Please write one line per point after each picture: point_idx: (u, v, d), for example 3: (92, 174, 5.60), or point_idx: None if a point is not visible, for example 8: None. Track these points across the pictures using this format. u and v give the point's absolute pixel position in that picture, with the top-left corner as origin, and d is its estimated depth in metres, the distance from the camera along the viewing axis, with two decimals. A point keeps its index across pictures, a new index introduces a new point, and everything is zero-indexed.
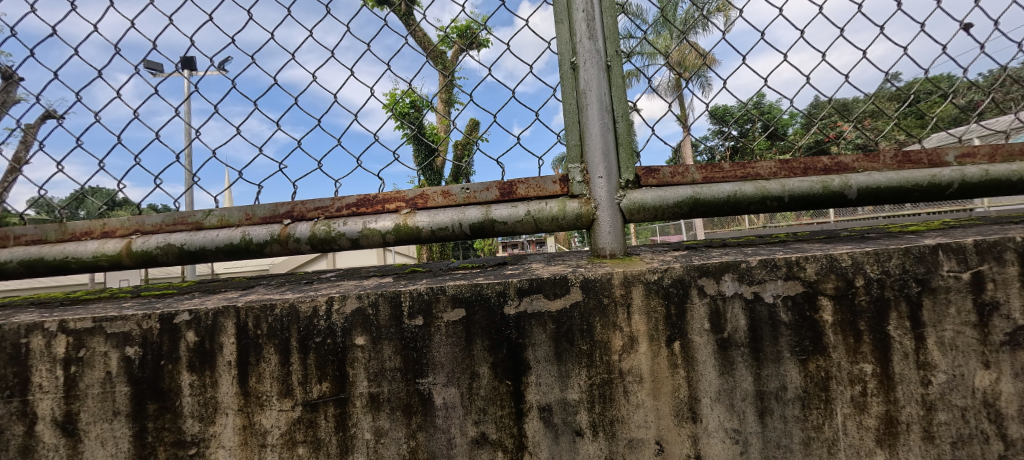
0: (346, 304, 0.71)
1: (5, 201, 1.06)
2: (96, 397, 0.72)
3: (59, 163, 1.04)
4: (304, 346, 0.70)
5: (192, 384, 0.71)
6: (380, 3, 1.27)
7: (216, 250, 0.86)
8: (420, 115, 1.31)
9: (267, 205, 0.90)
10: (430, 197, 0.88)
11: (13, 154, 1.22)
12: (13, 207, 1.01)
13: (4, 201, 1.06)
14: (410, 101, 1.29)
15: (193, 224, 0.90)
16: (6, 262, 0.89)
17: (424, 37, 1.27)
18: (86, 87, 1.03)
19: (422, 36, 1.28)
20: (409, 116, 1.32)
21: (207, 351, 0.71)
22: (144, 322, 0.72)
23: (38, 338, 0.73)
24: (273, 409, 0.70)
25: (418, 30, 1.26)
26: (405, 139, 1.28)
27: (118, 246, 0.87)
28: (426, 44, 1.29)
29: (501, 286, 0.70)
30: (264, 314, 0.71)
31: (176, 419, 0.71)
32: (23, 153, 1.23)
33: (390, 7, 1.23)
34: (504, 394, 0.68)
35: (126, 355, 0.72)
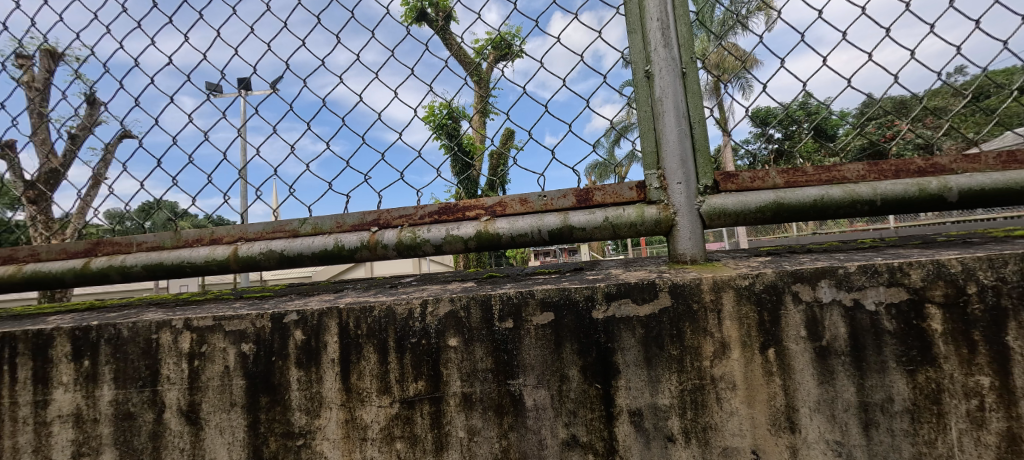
0: (439, 307, 0.74)
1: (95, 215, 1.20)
2: (215, 389, 0.79)
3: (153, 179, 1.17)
4: (401, 346, 0.74)
5: (300, 379, 0.77)
6: (419, 20, 1.31)
7: (311, 256, 0.93)
8: (457, 125, 1.37)
9: (356, 214, 0.96)
10: (508, 205, 0.91)
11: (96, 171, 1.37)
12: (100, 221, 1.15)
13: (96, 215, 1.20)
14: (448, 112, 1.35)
15: (290, 232, 0.98)
16: (132, 266, 0.99)
17: (461, 52, 1.33)
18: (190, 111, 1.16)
19: (459, 51, 1.33)
20: (447, 128, 1.38)
21: (313, 348, 0.77)
22: (257, 321, 0.79)
23: (166, 334, 0.82)
24: (373, 405, 0.74)
25: (456, 46, 1.32)
26: (443, 148, 1.33)
27: (225, 251, 0.96)
28: (462, 59, 1.35)
29: (590, 290, 0.72)
30: (364, 315, 0.76)
31: (285, 411, 0.77)
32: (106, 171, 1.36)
33: (429, 25, 1.29)
34: (593, 397, 0.70)
35: (242, 351, 0.79)
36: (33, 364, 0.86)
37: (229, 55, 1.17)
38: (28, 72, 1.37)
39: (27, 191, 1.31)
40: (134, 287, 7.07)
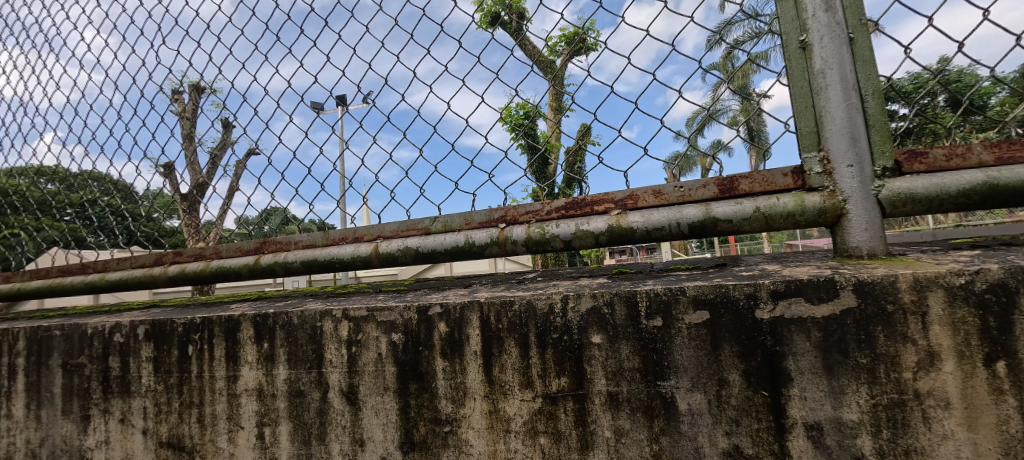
0: (581, 302, 0.73)
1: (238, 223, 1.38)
2: (370, 373, 0.86)
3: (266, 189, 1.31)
4: (542, 341, 0.75)
5: (445, 369, 0.81)
6: (493, 25, 1.29)
7: (445, 252, 0.97)
8: (533, 125, 1.29)
9: (483, 211, 0.99)
10: (640, 198, 0.87)
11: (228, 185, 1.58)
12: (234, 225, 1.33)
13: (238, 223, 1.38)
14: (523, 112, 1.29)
15: (422, 230, 1.04)
16: (292, 262, 1.13)
17: (534, 52, 1.28)
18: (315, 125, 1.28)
19: (532, 51, 1.28)
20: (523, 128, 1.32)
21: (457, 340, 0.80)
22: (405, 313, 0.85)
23: (328, 322, 0.91)
24: (516, 398, 0.76)
25: (529, 45, 1.27)
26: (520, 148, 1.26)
27: (368, 249, 1.04)
28: (536, 58, 1.30)
29: (751, 288, 0.65)
30: (505, 309, 0.77)
31: (433, 398, 0.81)
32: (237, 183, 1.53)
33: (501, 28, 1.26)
34: (760, 405, 0.63)
35: (393, 340, 0.85)
36: (225, 345, 1.02)
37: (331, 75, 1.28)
38: (182, 106, 1.63)
39: (182, 202, 1.55)
40: (254, 286, 8.05)
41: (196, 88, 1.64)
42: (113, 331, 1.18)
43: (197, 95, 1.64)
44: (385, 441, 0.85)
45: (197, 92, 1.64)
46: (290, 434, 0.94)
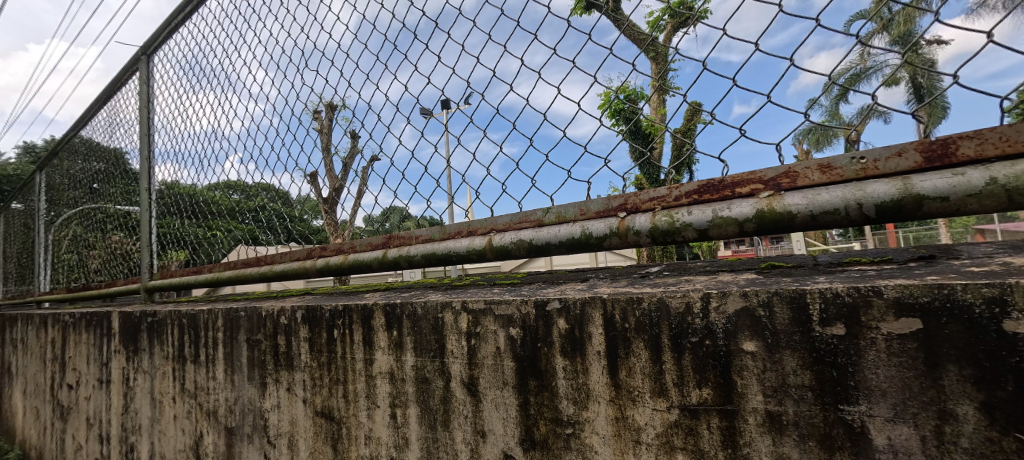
0: (728, 302, 0.62)
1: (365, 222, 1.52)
2: (490, 367, 0.86)
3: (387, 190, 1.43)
4: (677, 345, 0.66)
5: (566, 368, 0.76)
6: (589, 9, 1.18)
7: (560, 245, 0.92)
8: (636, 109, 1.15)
9: (600, 200, 0.92)
10: (799, 175, 0.71)
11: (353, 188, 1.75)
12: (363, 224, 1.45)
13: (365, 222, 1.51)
14: (624, 96, 1.16)
15: (535, 222, 1.00)
16: (414, 256, 1.20)
17: (634, 31, 1.13)
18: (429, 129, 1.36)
19: (632, 30, 1.14)
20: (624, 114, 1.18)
21: (577, 339, 0.75)
22: (523, 307, 0.82)
23: (449, 314, 0.93)
24: (646, 407, 0.68)
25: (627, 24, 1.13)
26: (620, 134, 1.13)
27: (483, 242, 1.05)
28: (636, 38, 1.15)
29: (994, 290, 0.47)
30: (632, 307, 0.70)
31: (552, 398, 0.78)
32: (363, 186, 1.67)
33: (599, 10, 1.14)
34: (1013, 452, 0.46)
35: (511, 335, 0.83)
36: (362, 330, 1.12)
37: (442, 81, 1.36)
38: (320, 123, 1.86)
39: (324, 205, 1.78)
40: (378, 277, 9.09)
41: (331, 107, 1.87)
42: (279, 314, 1.40)
43: (331, 113, 1.86)
44: (505, 435, 0.84)
45: (331, 110, 1.86)
46: (418, 417, 0.99)
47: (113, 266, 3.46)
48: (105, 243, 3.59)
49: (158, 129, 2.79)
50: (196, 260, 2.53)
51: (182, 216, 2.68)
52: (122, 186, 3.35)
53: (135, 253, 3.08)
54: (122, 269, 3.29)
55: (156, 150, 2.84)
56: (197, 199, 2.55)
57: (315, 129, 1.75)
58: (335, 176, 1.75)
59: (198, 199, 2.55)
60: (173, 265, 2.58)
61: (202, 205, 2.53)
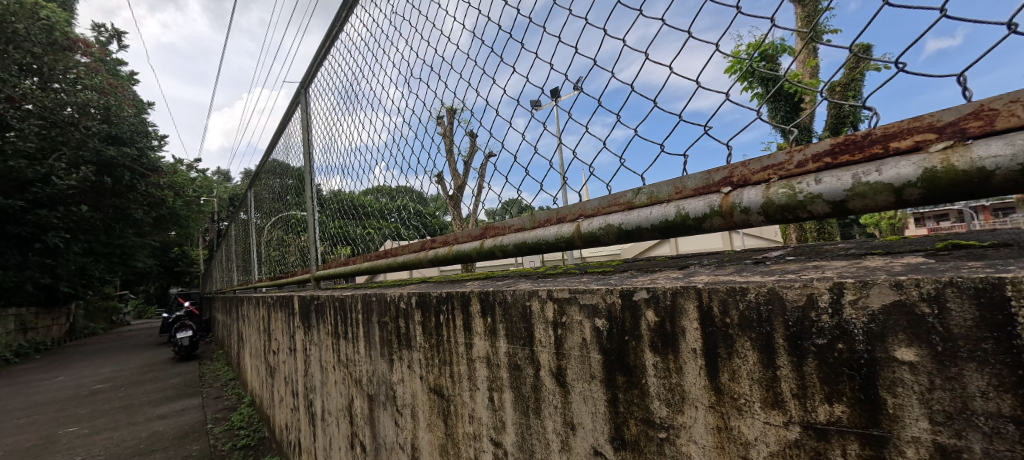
0: (869, 296, 0.47)
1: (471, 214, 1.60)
2: (577, 358, 0.82)
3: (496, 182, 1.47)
4: (797, 348, 0.53)
5: (657, 365, 0.68)
6: None
7: (651, 228, 0.82)
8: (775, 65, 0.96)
9: (699, 175, 0.79)
10: (996, 115, 0.50)
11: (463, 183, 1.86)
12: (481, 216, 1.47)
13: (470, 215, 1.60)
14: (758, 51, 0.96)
15: (625, 204, 0.91)
16: (507, 245, 1.20)
17: None
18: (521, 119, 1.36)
19: None
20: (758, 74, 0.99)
21: (668, 333, 0.66)
22: (608, 296, 0.75)
23: (535, 302, 0.91)
24: (756, 419, 0.57)
25: None
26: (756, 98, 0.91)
27: (570, 228, 1.00)
28: None
29: None
30: (735, 299, 0.58)
31: (643, 397, 0.70)
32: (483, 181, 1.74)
33: None
34: None
35: (597, 326, 0.77)
36: (463, 316, 1.18)
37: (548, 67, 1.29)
38: (443, 127, 2.02)
39: (450, 201, 1.88)
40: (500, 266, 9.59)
41: (452, 111, 2.01)
42: (400, 299, 1.57)
43: (452, 117, 2.01)
44: (595, 431, 0.79)
45: (453, 114, 2.00)
46: (512, 403, 1.00)
47: (297, 258, 4.34)
48: (293, 241, 4.53)
49: (322, 147, 3.38)
50: (351, 253, 2.98)
51: (340, 218, 3.20)
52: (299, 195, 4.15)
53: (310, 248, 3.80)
54: (302, 261, 4.10)
55: (321, 164, 3.44)
56: (354, 203, 2.92)
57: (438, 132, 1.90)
58: (459, 174, 1.87)
59: (354, 202, 2.92)
60: (336, 259, 3.14)
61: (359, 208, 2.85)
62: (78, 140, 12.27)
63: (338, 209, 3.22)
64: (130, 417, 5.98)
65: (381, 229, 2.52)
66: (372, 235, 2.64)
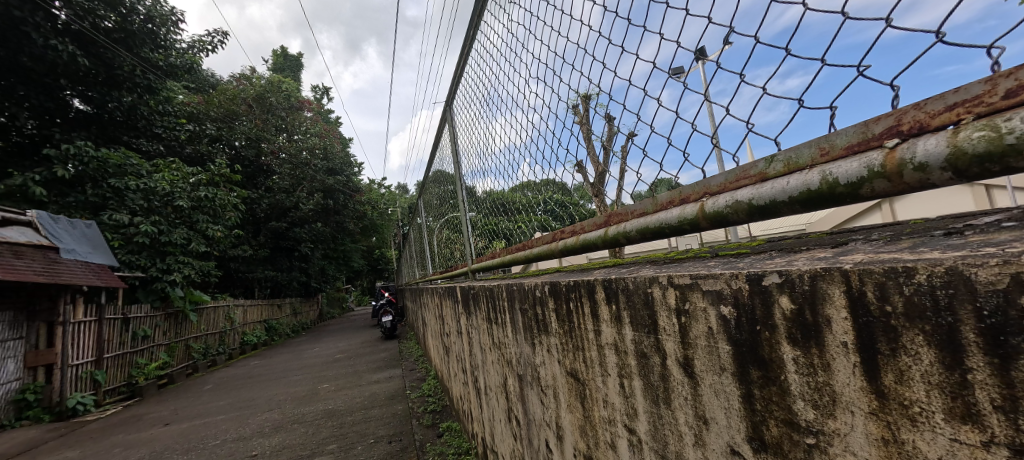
0: None
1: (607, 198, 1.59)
2: (704, 348, 0.75)
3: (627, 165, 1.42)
4: (1000, 347, 0.39)
5: (798, 361, 0.58)
6: None
7: (790, 202, 0.70)
8: None
9: (852, 130, 0.64)
10: None
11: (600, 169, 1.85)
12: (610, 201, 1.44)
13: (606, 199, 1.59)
14: None
15: (757, 176, 0.80)
16: (630, 231, 1.17)
17: None
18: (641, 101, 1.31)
19: None
20: None
21: (810, 324, 0.56)
22: (733, 282, 0.67)
23: (657, 289, 0.87)
24: (941, 435, 0.45)
25: None
26: None
27: (694, 209, 0.91)
28: None
29: None
30: (898, 282, 0.46)
31: (785, 396, 0.61)
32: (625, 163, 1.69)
33: None
34: None
35: (723, 314, 0.70)
36: (590, 303, 1.19)
37: (665, 38, 1.20)
38: (580, 115, 2.04)
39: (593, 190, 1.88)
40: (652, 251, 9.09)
41: (586, 98, 2.02)
42: (536, 287, 1.67)
43: (587, 104, 2.01)
44: (730, 428, 0.72)
45: (588, 100, 2.01)
46: (642, 391, 0.98)
47: (460, 254, 4.96)
48: (456, 239, 5.21)
49: (470, 154, 3.78)
50: (503, 246, 3.26)
51: (490, 215, 3.52)
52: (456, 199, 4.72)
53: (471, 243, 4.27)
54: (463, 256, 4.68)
55: (470, 170, 3.85)
56: (503, 201, 3.15)
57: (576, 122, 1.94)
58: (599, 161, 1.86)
59: (502, 200, 3.17)
60: (492, 252, 3.47)
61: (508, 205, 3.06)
62: (311, 175, 16.58)
63: (489, 207, 3.53)
64: (357, 380, 7.81)
65: (530, 222, 2.66)
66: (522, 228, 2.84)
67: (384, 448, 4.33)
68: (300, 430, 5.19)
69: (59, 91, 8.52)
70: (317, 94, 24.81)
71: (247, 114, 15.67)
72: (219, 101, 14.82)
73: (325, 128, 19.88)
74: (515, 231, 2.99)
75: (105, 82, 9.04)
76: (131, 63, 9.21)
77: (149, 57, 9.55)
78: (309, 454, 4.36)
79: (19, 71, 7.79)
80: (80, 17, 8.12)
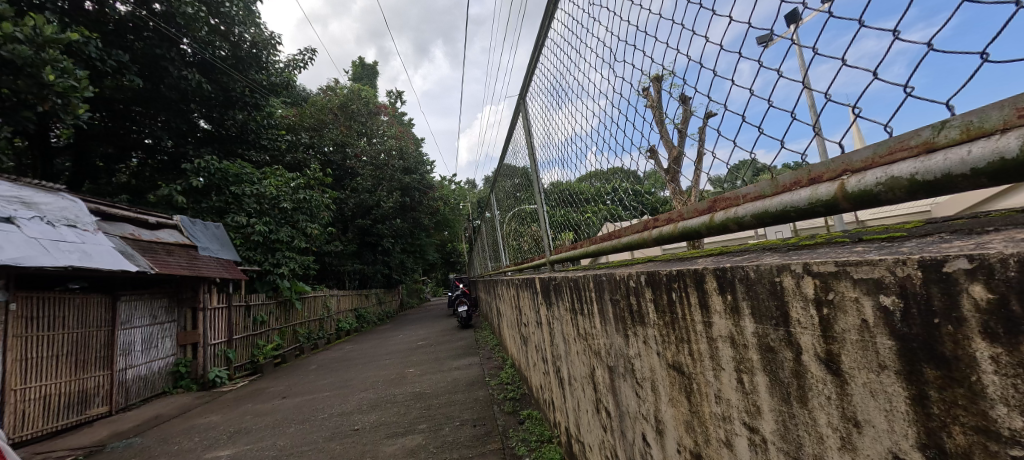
0: None
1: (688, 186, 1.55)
2: (855, 343, 0.68)
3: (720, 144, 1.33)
4: None
5: (997, 361, 0.50)
6: None
7: (973, 175, 0.59)
8: None
9: None
10: None
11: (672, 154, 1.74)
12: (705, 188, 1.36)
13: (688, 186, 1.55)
14: None
15: (920, 147, 0.69)
16: (744, 217, 1.07)
17: None
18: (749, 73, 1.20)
19: None
20: None
21: (1018, 317, 0.47)
22: (899, 269, 0.59)
23: (788, 278, 0.79)
24: None
25: None
26: None
27: (831, 189, 0.81)
28: None
29: None
30: None
31: (978, 399, 0.53)
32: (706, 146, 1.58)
33: None
34: None
35: (883, 305, 0.62)
36: (697, 294, 1.12)
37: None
38: (650, 98, 1.93)
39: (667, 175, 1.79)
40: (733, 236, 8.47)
41: (658, 79, 1.91)
42: (630, 277, 1.62)
43: (659, 84, 1.90)
44: (892, 432, 0.64)
45: (659, 81, 1.90)
46: (767, 387, 0.91)
47: (532, 245, 4.99)
48: (527, 232, 5.25)
49: (542, 146, 3.77)
50: (576, 237, 3.23)
51: (562, 207, 3.50)
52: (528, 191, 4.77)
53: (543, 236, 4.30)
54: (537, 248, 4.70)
55: (542, 161, 3.84)
56: (571, 191, 3.18)
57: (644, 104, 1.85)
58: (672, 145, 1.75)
59: (572, 191, 3.16)
60: (565, 244, 3.46)
61: (578, 196, 3.04)
62: (390, 175, 17.79)
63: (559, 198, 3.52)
64: (440, 366, 8.27)
65: (599, 211, 2.63)
66: (592, 219, 2.80)
67: (470, 430, 4.55)
68: (393, 409, 5.64)
69: (190, 114, 10.03)
70: (392, 99, 26.43)
71: (334, 122, 17.18)
72: (310, 112, 16.42)
73: (400, 130, 21.12)
74: (585, 221, 2.98)
75: (222, 104, 10.46)
76: (240, 85, 10.62)
77: (255, 78, 10.87)
78: (403, 432, 4.72)
79: (161, 100, 9.32)
80: (202, 49, 9.46)
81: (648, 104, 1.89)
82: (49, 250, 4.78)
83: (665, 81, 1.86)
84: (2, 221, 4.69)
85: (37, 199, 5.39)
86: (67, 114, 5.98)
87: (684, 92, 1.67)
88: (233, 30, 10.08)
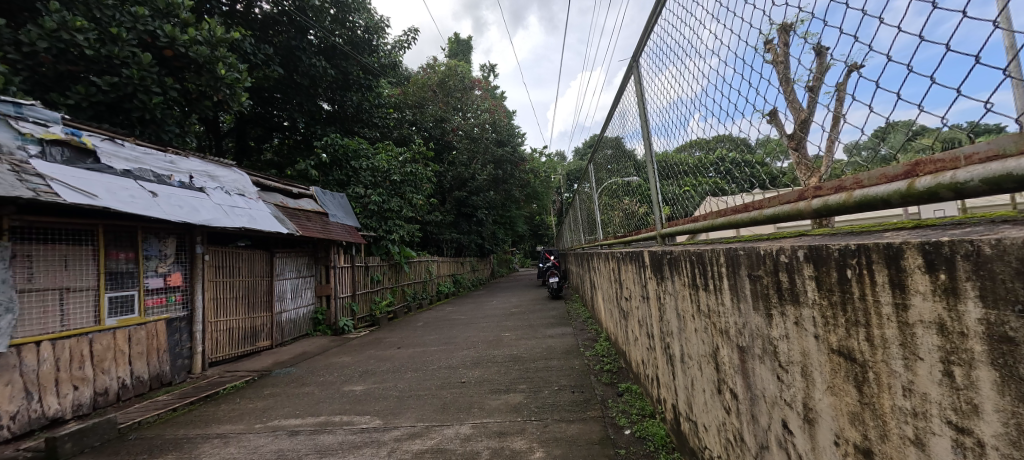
0: None
1: (836, 150, 1.37)
2: None
3: (871, 104, 1.14)
4: None
5: None
6: None
7: None
8: None
9: None
10: None
11: (800, 118, 1.53)
12: (883, 155, 1.17)
13: (836, 150, 1.37)
14: None
15: None
16: (968, 182, 0.88)
17: None
18: (925, 20, 0.99)
19: None
20: None
21: None
22: None
23: None
24: None
25: None
26: None
27: None
28: None
29: None
30: None
31: None
32: (842, 107, 1.34)
33: None
34: None
35: None
36: (889, 271, 0.96)
37: None
38: (774, 55, 1.69)
39: (791, 142, 1.59)
40: None
41: (786, 28, 1.65)
42: (779, 253, 1.47)
43: (787, 37, 1.65)
44: None
45: (788, 32, 1.64)
46: (995, 384, 0.78)
47: (630, 219, 4.80)
48: (623, 205, 5.02)
49: (649, 112, 3.49)
50: (678, 212, 3.04)
51: (663, 179, 3.29)
52: (627, 162, 4.56)
53: (642, 210, 4.14)
54: (635, 222, 4.49)
55: (642, 131, 3.64)
56: (669, 163, 3.04)
57: (767, 60, 1.64)
58: (800, 107, 1.53)
59: (670, 162, 3.03)
60: (668, 218, 3.32)
61: (678, 167, 2.87)
62: (484, 148, 18.35)
63: (659, 170, 3.36)
64: (533, 333, 8.53)
65: (700, 185, 2.51)
66: (692, 193, 2.66)
67: (570, 396, 4.66)
68: (494, 368, 6.03)
69: (317, 98, 11.33)
70: (485, 74, 26.82)
71: (434, 99, 18.00)
72: (413, 90, 17.40)
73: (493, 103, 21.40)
74: (686, 195, 2.79)
75: (343, 87, 11.65)
76: (356, 68, 11.62)
77: (368, 61, 11.79)
78: (505, 389, 5.03)
79: (296, 87, 10.71)
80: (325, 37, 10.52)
81: (772, 60, 1.66)
82: (228, 214, 5.91)
83: (797, 30, 1.60)
84: (197, 191, 5.91)
85: (219, 172, 6.59)
86: (234, 102, 7.12)
87: (819, 43, 1.43)
88: (348, 17, 10.92)
